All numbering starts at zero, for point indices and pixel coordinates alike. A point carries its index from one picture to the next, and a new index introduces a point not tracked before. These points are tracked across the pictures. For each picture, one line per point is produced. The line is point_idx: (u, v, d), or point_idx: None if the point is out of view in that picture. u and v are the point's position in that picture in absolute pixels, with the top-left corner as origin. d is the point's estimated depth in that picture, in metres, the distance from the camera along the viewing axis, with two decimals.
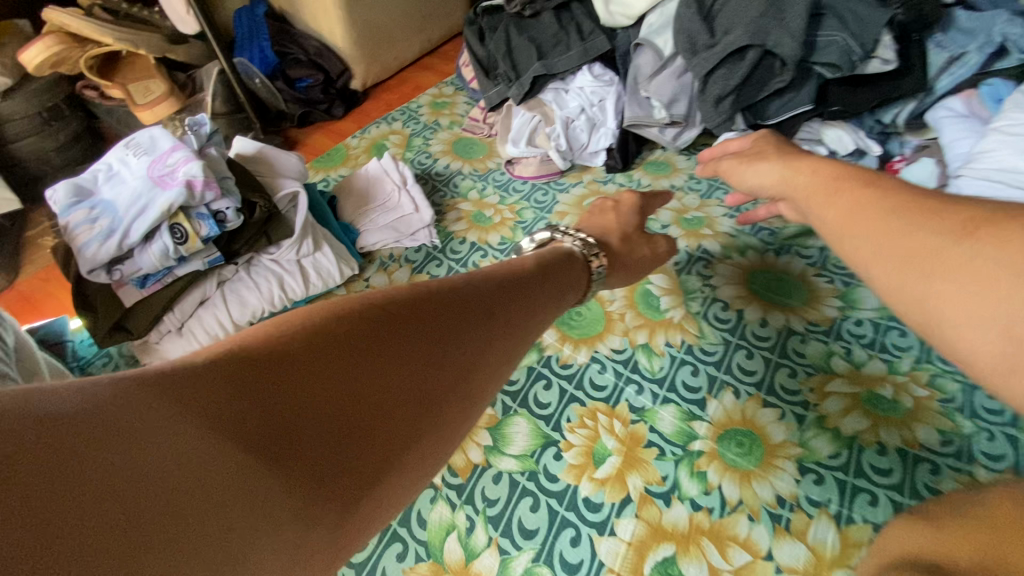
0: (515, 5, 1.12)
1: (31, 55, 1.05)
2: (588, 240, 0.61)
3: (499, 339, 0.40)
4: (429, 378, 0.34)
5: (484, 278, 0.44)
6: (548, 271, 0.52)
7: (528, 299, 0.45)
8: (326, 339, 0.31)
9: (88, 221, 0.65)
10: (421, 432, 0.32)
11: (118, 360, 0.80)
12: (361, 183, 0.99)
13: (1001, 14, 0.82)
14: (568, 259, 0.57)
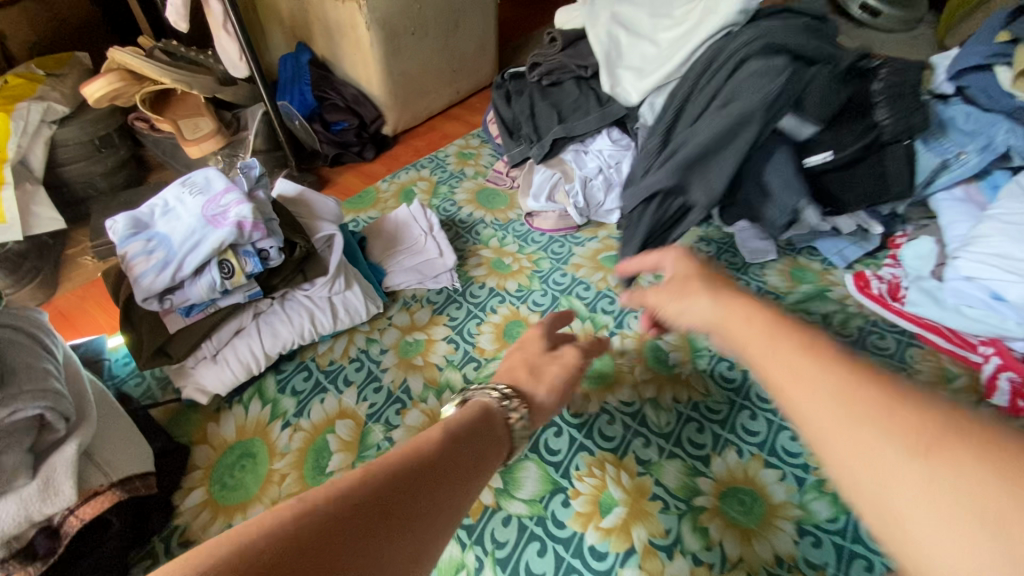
0: (536, 74, 1.23)
1: (93, 89, 1.13)
2: (504, 391, 0.59)
3: (399, 544, 0.37)
4: None
5: (387, 469, 0.41)
6: (462, 435, 0.50)
7: (441, 479, 0.43)
8: None
9: (145, 253, 0.70)
10: None
11: (150, 382, 0.83)
12: (390, 226, 1.05)
13: (1003, 126, 0.91)
14: (485, 418, 0.54)
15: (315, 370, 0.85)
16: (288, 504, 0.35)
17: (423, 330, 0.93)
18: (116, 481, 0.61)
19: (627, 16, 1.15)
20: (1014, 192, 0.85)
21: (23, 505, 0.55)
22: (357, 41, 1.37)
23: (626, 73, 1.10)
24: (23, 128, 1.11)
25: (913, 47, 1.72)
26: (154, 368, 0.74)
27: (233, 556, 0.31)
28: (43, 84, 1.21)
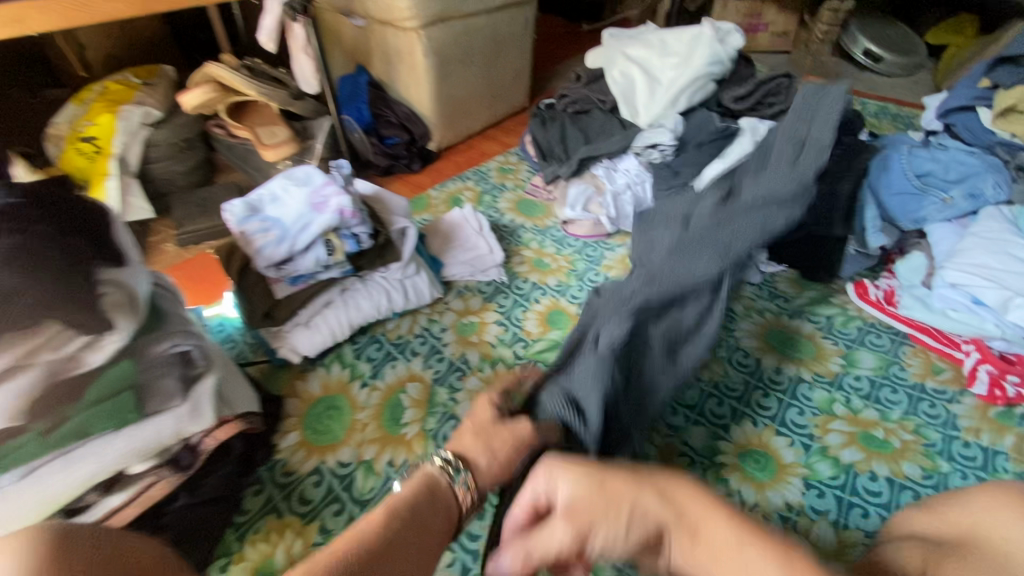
0: (563, 103, 1.41)
1: (190, 98, 1.31)
2: (448, 458, 0.64)
3: None
4: None
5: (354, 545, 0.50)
6: (404, 515, 0.56)
7: (388, 558, 0.50)
8: None
9: (263, 231, 0.84)
10: None
11: (242, 347, 0.96)
12: (446, 226, 1.20)
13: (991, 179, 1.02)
14: (429, 493, 0.60)
15: (385, 342, 0.98)
16: None
17: (476, 314, 1.06)
18: (240, 413, 0.73)
19: (640, 55, 1.32)
20: (996, 215, 0.99)
21: (178, 421, 0.66)
22: (414, 66, 1.53)
23: (640, 107, 1.31)
24: (128, 128, 1.29)
25: (912, 90, 1.89)
26: (260, 328, 0.87)
27: None
28: (140, 92, 1.37)
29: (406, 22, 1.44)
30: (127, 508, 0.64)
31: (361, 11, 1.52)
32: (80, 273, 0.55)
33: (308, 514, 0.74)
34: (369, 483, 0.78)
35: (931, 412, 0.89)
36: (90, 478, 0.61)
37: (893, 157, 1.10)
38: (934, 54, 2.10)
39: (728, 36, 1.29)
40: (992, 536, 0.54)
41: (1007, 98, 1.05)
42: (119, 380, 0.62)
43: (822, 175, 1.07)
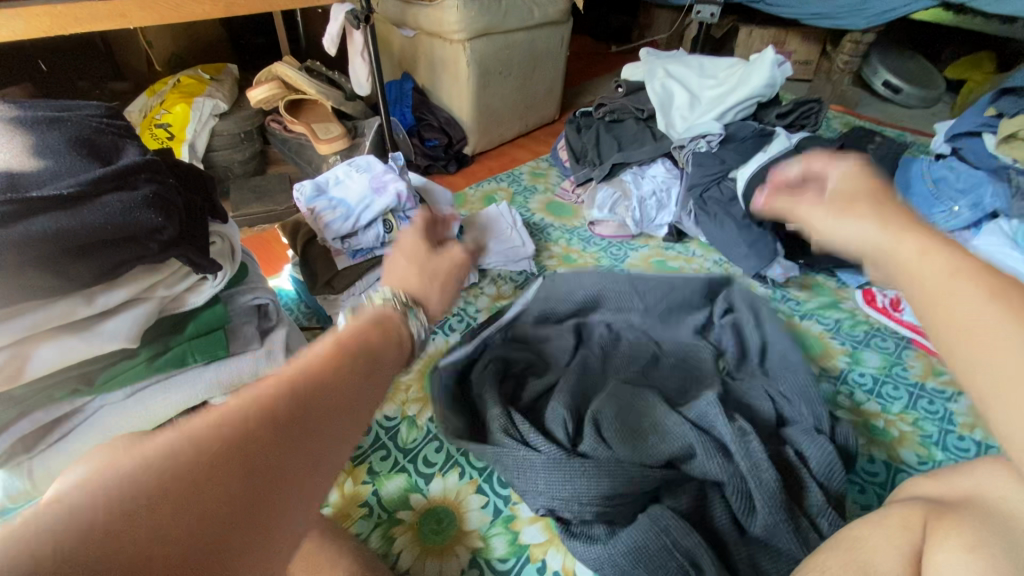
0: (601, 113, 1.50)
1: (259, 93, 1.48)
2: (400, 297, 0.56)
3: (349, 405, 0.40)
4: (311, 439, 0.36)
5: (278, 387, 0.36)
6: (357, 340, 0.46)
7: (374, 367, 0.44)
8: (236, 447, 0.32)
9: (331, 208, 0.95)
10: (325, 445, 0.37)
11: (297, 315, 1.06)
12: (482, 221, 1.30)
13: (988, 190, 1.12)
14: (383, 325, 0.50)
15: None
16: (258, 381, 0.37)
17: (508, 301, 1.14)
18: None
19: (679, 73, 1.44)
20: (997, 230, 1.07)
21: (255, 362, 0.75)
22: (457, 75, 1.65)
23: (676, 118, 1.38)
24: (199, 117, 1.44)
25: (930, 120, 1.97)
26: (320, 295, 0.98)
27: (244, 408, 0.34)
28: (210, 87, 1.51)
29: (453, 34, 1.56)
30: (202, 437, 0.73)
31: (412, 23, 1.66)
32: (198, 219, 0.66)
33: (357, 457, 0.83)
34: (411, 435, 0.86)
35: (930, 408, 0.96)
36: (182, 402, 0.71)
37: (910, 174, 1.22)
38: (953, 88, 2.17)
39: (781, 63, 1.34)
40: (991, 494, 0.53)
41: (1010, 125, 1.13)
42: (213, 321, 0.71)
43: None
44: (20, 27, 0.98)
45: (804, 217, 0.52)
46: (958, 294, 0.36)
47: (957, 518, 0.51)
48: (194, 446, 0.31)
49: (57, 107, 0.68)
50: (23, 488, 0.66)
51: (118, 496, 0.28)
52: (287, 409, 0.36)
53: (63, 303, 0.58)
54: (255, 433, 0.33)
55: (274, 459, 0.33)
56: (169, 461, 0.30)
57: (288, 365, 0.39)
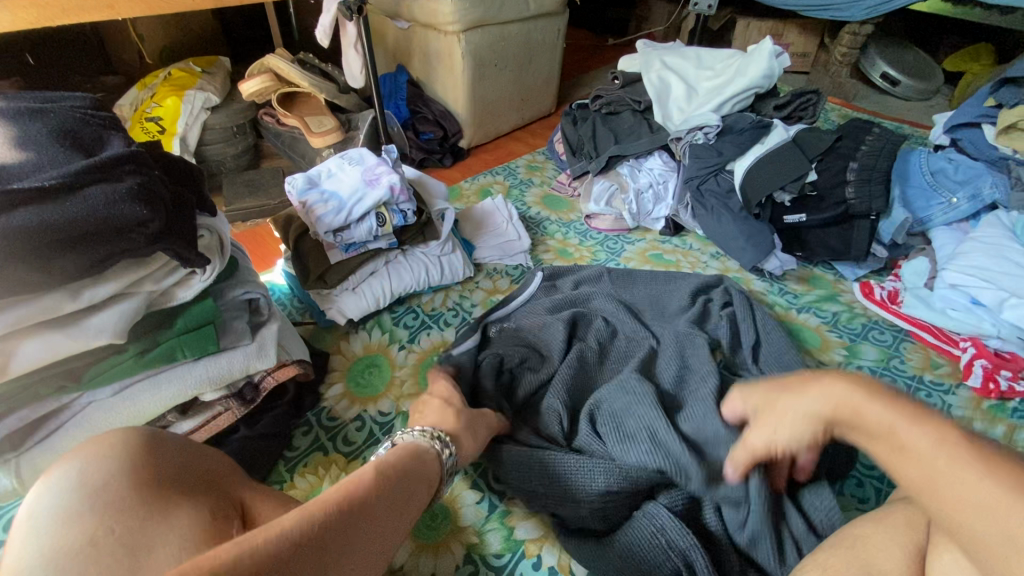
0: (597, 105, 1.48)
1: (251, 86, 1.46)
2: (436, 430, 0.67)
3: (384, 525, 0.50)
4: (357, 549, 0.45)
5: (346, 500, 0.47)
6: (398, 469, 0.56)
7: (407, 498, 0.55)
8: (318, 540, 0.42)
9: (323, 202, 0.93)
10: (363, 554, 0.46)
11: (290, 309, 1.05)
12: (478, 214, 1.29)
13: (987, 181, 1.12)
14: (420, 458, 0.61)
15: (421, 313, 1.06)
16: (335, 490, 0.47)
17: (503, 294, 1.13)
18: (296, 359, 0.81)
19: (676, 65, 1.42)
20: (996, 222, 1.07)
21: (246, 357, 0.74)
22: (452, 68, 1.63)
23: (673, 110, 1.36)
24: (191, 110, 1.42)
25: (928, 112, 1.96)
26: (314, 289, 0.97)
27: (328, 514, 0.44)
28: (201, 79, 1.49)
29: (448, 26, 1.54)
30: (192, 434, 0.72)
31: (406, 15, 1.63)
32: (185, 213, 0.65)
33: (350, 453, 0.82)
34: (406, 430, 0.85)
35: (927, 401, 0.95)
36: (171, 398, 0.70)
37: (910, 163, 1.21)
38: (951, 80, 2.16)
39: (779, 54, 1.33)
40: None
41: (1010, 116, 1.12)
42: (203, 316, 0.70)
43: (853, 167, 1.17)
44: (6, 18, 0.96)
45: (781, 409, 0.57)
46: (947, 473, 0.38)
47: None
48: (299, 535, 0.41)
49: (41, 98, 0.67)
50: (11, 486, 0.65)
51: (253, 553, 0.37)
52: (349, 518, 0.46)
53: (47, 298, 0.57)
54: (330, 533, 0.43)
55: (335, 558, 0.43)
56: (283, 540, 0.40)
57: (352, 482, 0.50)
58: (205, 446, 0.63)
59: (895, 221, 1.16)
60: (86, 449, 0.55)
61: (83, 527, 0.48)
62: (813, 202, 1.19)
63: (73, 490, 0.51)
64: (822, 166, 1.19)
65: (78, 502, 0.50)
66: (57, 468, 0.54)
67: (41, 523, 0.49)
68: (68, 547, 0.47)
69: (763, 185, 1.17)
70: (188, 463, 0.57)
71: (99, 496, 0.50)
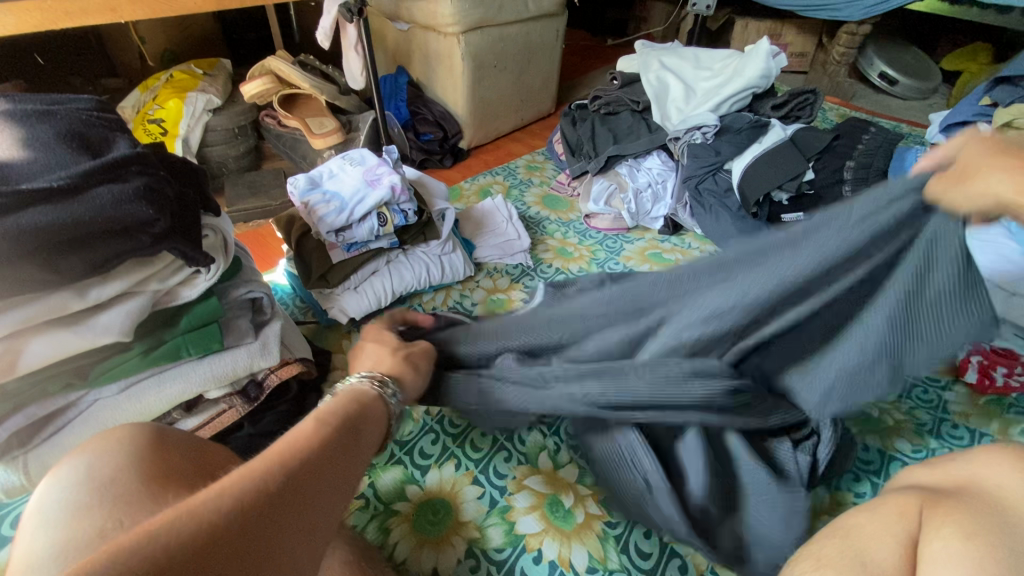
0: (596, 105, 1.49)
1: (252, 87, 1.47)
2: (378, 374, 0.62)
3: (336, 473, 0.45)
4: (307, 501, 0.42)
5: (274, 460, 0.42)
6: (339, 418, 0.52)
7: (356, 444, 0.50)
8: (247, 507, 0.38)
9: (325, 202, 0.95)
10: (317, 507, 0.42)
11: (292, 309, 1.06)
12: (478, 214, 1.30)
13: None
14: (364, 403, 0.56)
15: (422, 312, 1.07)
16: (260, 456, 0.42)
17: (503, 293, 1.14)
18: (299, 356, 0.82)
19: (674, 65, 1.44)
20: None
21: (250, 356, 0.75)
22: (452, 69, 1.64)
23: (672, 110, 1.37)
24: (193, 112, 1.43)
25: (926, 111, 1.97)
26: (316, 289, 0.98)
27: (250, 481, 0.39)
28: (203, 81, 1.50)
29: (447, 27, 1.55)
30: (197, 431, 0.73)
31: (406, 17, 1.65)
32: (190, 213, 0.66)
33: None
34: (407, 427, 0.86)
35: (923, 397, 0.96)
36: (176, 396, 0.71)
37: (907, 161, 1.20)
38: (949, 80, 2.17)
39: (776, 54, 1.34)
40: (984, 482, 0.53)
41: (1007, 114, 1.11)
42: (207, 315, 0.71)
43: (850, 166, 1.18)
44: (11, 21, 0.97)
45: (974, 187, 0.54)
46: None
47: (950, 506, 0.51)
48: (214, 506, 0.36)
49: (47, 101, 0.68)
50: (19, 482, 0.66)
51: (159, 545, 0.33)
52: (284, 476, 0.41)
53: (55, 297, 0.58)
54: (264, 495, 0.39)
55: (277, 518, 0.39)
56: (194, 519, 0.35)
57: (282, 442, 0.45)
58: (210, 442, 0.64)
59: None
60: (93, 445, 0.56)
61: (93, 521, 0.50)
62: (809, 201, 1.20)
63: (82, 484, 0.52)
64: (819, 165, 1.20)
65: (86, 495, 0.51)
66: (64, 463, 0.55)
67: (52, 516, 0.50)
68: (79, 540, 0.48)
69: (760, 184, 1.18)
70: (192, 458, 0.58)
71: (108, 489, 0.52)
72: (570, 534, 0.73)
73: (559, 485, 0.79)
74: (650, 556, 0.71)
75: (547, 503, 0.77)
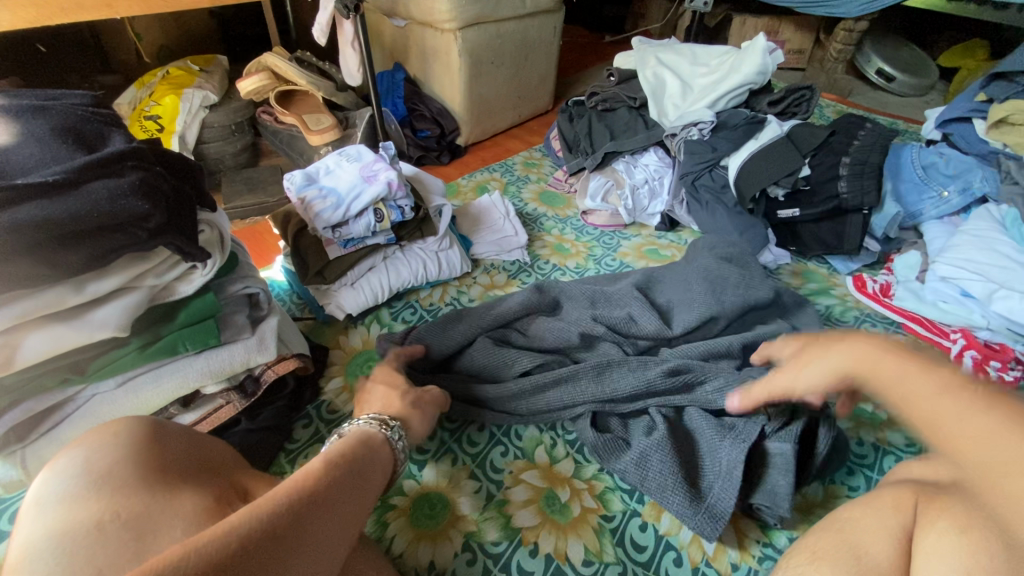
0: (593, 102, 1.49)
1: (249, 84, 1.47)
2: (382, 416, 0.65)
3: (340, 514, 0.47)
4: (316, 541, 0.43)
5: (288, 497, 0.44)
6: (345, 460, 0.54)
7: (361, 488, 0.52)
8: (263, 541, 0.39)
9: (321, 198, 0.94)
10: (323, 548, 0.44)
11: (289, 304, 1.07)
12: (475, 210, 1.30)
13: (976, 175, 1.14)
14: (369, 445, 0.59)
15: (418, 307, 1.07)
16: (274, 493, 0.44)
17: (501, 289, 1.14)
18: (296, 352, 0.82)
19: (671, 61, 1.44)
20: (986, 215, 1.08)
21: (247, 350, 0.75)
22: (449, 65, 1.64)
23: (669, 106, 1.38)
24: (189, 109, 1.43)
25: (923, 108, 1.97)
26: (313, 285, 0.99)
27: (265, 514, 0.41)
28: (199, 78, 1.50)
29: (445, 24, 1.55)
30: (195, 425, 0.73)
31: (403, 13, 1.65)
32: (186, 208, 0.66)
33: None
34: None
35: None
36: (173, 391, 0.71)
37: (902, 158, 1.22)
38: (946, 77, 2.17)
39: (773, 50, 1.34)
40: None
41: (1000, 111, 1.14)
42: (203, 310, 0.71)
43: (846, 162, 1.17)
44: (5, 17, 0.96)
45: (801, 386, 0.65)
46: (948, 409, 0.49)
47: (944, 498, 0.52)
48: (236, 535, 0.38)
49: (42, 96, 0.68)
50: (17, 477, 0.66)
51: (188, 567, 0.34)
52: (298, 512, 0.43)
53: (51, 292, 0.58)
54: (277, 530, 0.41)
55: (290, 556, 0.40)
56: (218, 545, 0.37)
57: (293, 480, 0.47)
58: (209, 438, 0.64)
59: (888, 215, 1.16)
60: (90, 438, 0.56)
61: (89, 510, 0.49)
62: (806, 196, 1.20)
63: (79, 476, 0.52)
64: (816, 161, 1.21)
65: (81, 487, 0.51)
66: (61, 457, 0.55)
67: (48, 507, 0.51)
68: (76, 529, 0.48)
69: (756, 181, 1.18)
70: (190, 453, 0.59)
71: (104, 481, 0.52)
72: (566, 527, 0.74)
73: (556, 479, 0.80)
74: (646, 549, 0.72)
75: (543, 500, 0.77)
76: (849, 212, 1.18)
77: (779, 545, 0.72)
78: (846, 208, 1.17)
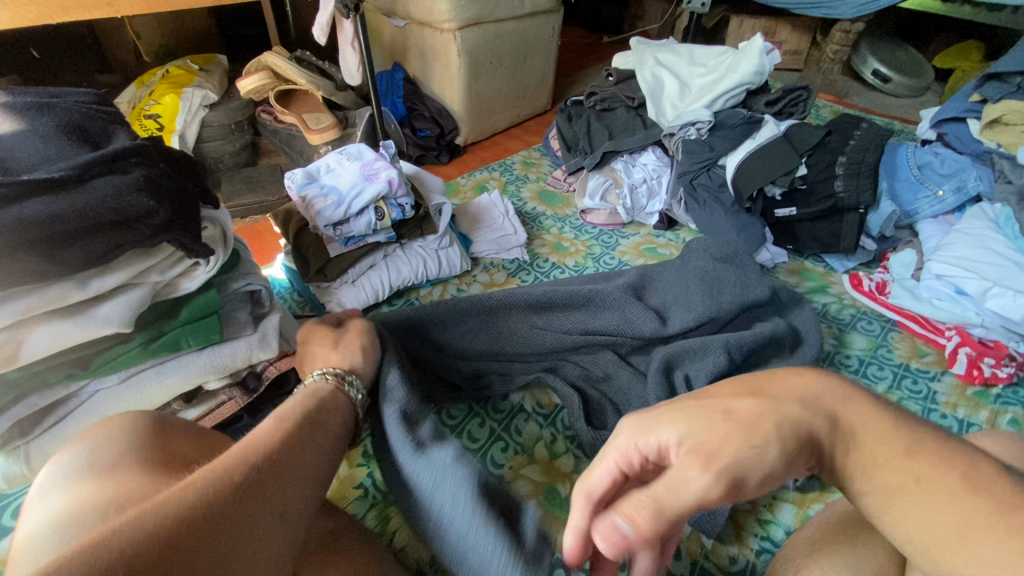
0: (592, 101, 1.50)
1: (249, 83, 1.47)
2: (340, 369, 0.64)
3: (297, 466, 0.49)
4: (272, 494, 0.45)
5: (237, 458, 0.45)
6: (302, 416, 0.54)
7: (318, 439, 0.53)
8: (215, 506, 0.41)
9: (322, 196, 0.95)
10: (282, 500, 0.46)
11: (290, 302, 1.07)
12: (475, 209, 1.31)
13: (971, 173, 1.15)
14: (327, 400, 0.59)
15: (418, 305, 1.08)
16: (222, 457, 0.45)
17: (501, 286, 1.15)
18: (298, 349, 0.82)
19: (670, 61, 1.45)
20: (980, 214, 1.09)
21: (250, 347, 0.76)
22: (448, 65, 1.64)
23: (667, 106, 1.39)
24: (189, 107, 1.43)
25: (919, 109, 1.99)
26: (314, 282, 0.99)
27: (213, 480, 0.42)
28: (199, 77, 1.50)
29: (443, 23, 1.55)
30: (198, 420, 0.74)
31: (403, 13, 1.65)
32: (190, 204, 0.67)
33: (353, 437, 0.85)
34: None
35: (913, 388, 0.98)
36: (176, 386, 0.72)
37: (899, 157, 1.23)
38: (942, 78, 2.19)
39: (770, 51, 1.35)
40: None
41: (994, 111, 1.15)
42: (206, 306, 0.71)
43: (842, 161, 1.19)
44: (6, 15, 0.96)
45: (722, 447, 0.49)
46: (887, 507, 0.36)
47: None
48: (182, 503, 0.39)
49: (47, 93, 0.68)
50: (20, 471, 0.67)
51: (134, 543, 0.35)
52: (248, 472, 0.44)
53: (56, 288, 0.58)
54: (229, 493, 0.42)
55: (246, 514, 0.42)
56: (164, 517, 0.38)
57: (244, 443, 0.47)
58: (212, 434, 0.64)
59: (883, 214, 1.18)
60: (94, 432, 0.57)
61: (93, 499, 0.49)
62: (803, 195, 1.21)
63: (83, 468, 0.53)
64: (812, 160, 1.22)
65: (85, 478, 0.52)
66: (64, 451, 0.56)
67: (52, 497, 0.51)
68: (81, 515, 0.47)
69: (753, 179, 1.19)
70: (192, 445, 0.59)
71: (111, 471, 0.52)
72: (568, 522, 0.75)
73: (556, 474, 0.80)
74: None
75: (542, 496, 0.78)
76: (846, 212, 1.19)
77: (776, 539, 0.73)
78: (842, 207, 1.18)
